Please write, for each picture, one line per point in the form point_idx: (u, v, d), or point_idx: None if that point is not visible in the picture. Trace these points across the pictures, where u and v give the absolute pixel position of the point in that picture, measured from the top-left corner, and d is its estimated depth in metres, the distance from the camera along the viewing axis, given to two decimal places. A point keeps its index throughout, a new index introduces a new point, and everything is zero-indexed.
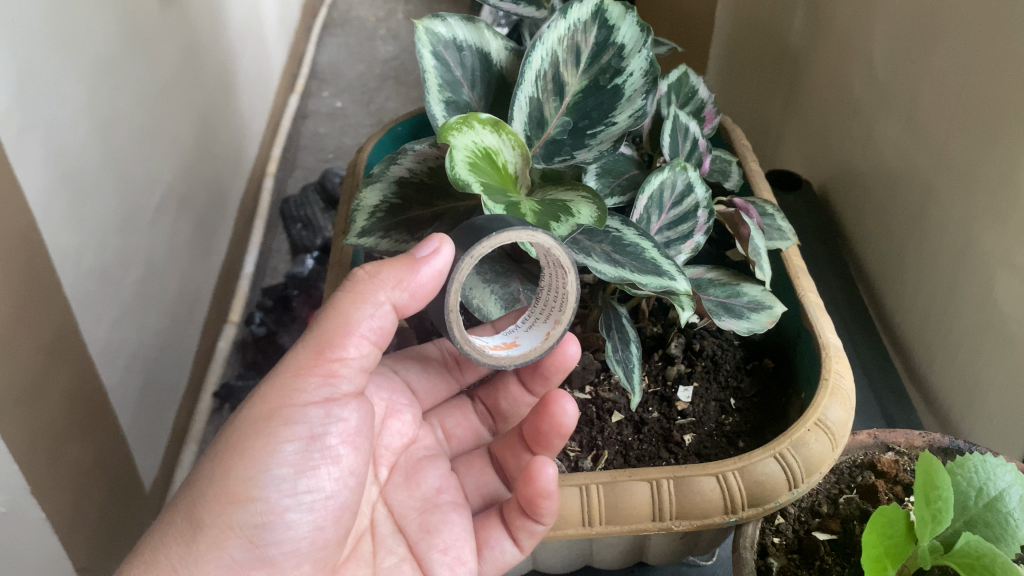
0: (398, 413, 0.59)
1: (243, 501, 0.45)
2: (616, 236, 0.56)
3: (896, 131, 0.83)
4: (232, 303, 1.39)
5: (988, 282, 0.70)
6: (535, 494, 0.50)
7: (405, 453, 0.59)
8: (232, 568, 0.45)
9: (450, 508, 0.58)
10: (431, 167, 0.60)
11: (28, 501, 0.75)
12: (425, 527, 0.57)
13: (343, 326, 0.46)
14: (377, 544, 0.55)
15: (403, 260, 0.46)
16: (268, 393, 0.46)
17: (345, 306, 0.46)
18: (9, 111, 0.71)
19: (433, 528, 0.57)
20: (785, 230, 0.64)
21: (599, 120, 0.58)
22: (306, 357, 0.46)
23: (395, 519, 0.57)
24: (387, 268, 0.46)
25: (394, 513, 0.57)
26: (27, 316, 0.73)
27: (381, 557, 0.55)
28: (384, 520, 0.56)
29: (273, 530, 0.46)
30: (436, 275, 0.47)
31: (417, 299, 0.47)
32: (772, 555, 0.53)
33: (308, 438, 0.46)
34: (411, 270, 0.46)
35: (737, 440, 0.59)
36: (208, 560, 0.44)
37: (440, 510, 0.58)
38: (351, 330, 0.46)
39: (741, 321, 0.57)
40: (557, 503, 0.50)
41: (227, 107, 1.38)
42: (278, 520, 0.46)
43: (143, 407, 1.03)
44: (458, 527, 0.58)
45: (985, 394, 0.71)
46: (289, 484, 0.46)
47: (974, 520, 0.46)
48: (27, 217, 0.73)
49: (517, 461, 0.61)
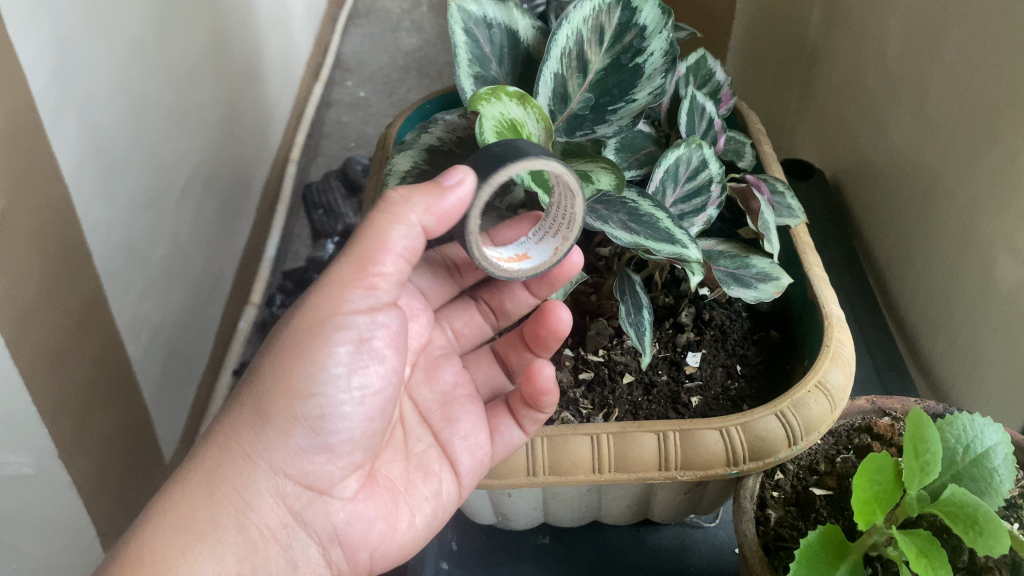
0: (416, 318, 0.62)
1: (303, 398, 0.49)
2: (632, 207, 0.58)
3: (906, 122, 0.86)
4: (254, 285, 1.43)
5: (991, 268, 0.72)
6: (538, 391, 0.57)
7: (424, 353, 0.63)
8: (298, 454, 0.50)
9: (467, 401, 0.63)
10: (459, 138, 0.63)
11: (57, 465, 0.78)
12: (446, 417, 0.62)
13: (380, 243, 0.48)
14: (407, 433, 0.60)
15: (429, 186, 0.47)
16: (319, 302, 0.49)
17: (381, 225, 0.48)
18: (49, 88, 0.75)
19: (454, 418, 0.62)
20: (794, 207, 0.67)
21: (620, 97, 0.61)
22: (351, 271, 0.49)
23: (420, 411, 0.61)
24: (412, 193, 0.48)
25: (418, 406, 0.62)
26: (61, 281, 0.77)
27: (411, 444, 0.60)
28: (411, 412, 0.61)
29: (331, 422, 0.50)
30: (461, 204, 0.48)
31: (443, 223, 0.48)
32: (771, 507, 0.57)
33: (357, 342, 0.50)
34: (438, 198, 0.47)
35: (742, 402, 0.63)
36: (276, 445, 0.50)
37: (458, 403, 0.63)
38: (387, 247, 0.48)
39: (748, 290, 0.60)
40: (554, 397, 0.57)
41: (253, 91, 1.42)
42: (334, 413, 0.50)
43: (164, 381, 1.06)
44: (476, 417, 0.62)
45: (985, 375, 0.74)
46: (344, 381, 0.50)
47: (960, 474, 0.50)
48: (63, 187, 0.77)
49: (519, 358, 0.66)
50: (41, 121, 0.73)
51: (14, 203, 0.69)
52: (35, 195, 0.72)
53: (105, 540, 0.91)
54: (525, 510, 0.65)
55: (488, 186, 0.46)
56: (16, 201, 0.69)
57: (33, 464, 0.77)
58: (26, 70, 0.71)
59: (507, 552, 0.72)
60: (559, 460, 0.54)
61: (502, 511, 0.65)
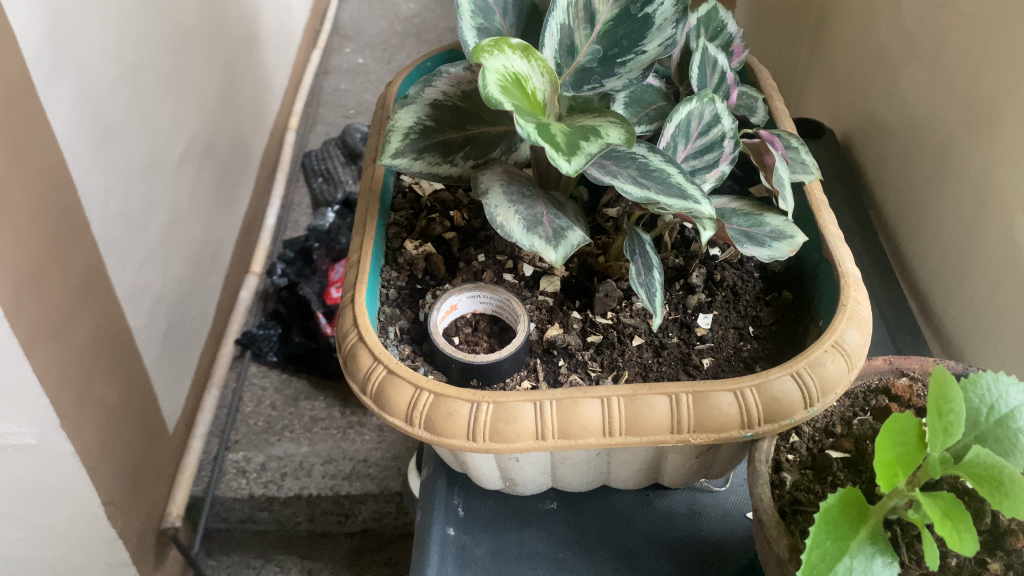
0: None
1: None
2: (643, 162, 0.56)
3: (920, 78, 0.84)
4: (255, 255, 1.40)
5: (1009, 228, 0.70)
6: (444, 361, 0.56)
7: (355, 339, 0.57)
8: None
9: None
10: (464, 92, 0.61)
11: (59, 436, 0.76)
12: None
13: None
14: None
15: None
16: None
17: None
18: (42, 52, 0.73)
19: None
20: (808, 163, 0.65)
21: (629, 49, 0.59)
22: None
23: None
24: None
25: None
26: (60, 248, 0.75)
27: None
28: None
29: None
30: None
31: None
32: (785, 470, 0.56)
33: None
34: None
35: (755, 364, 0.61)
36: None
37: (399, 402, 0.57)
38: None
39: (762, 249, 0.58)
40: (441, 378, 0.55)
41: (251, 58, 1.39)
42: None
43: (164, 352, 1.05)
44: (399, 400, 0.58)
45: (1001, 336, 0.73)
46: None
47: (984, 435, 0.48)
48: (59, 156, 0.75)
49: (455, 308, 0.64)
50: (33, 86, 0.71)
51: (12, 167, 0.67)
52: (33, 164, 0.70)
53: (113, 514, 0.90)
54: (533, 475, 0.64)
55: (523, 197, 0.56)
56: (15, 166, 0.67)
57: (35, 435, 0.75)
58: (19, 36, 0.68)
59: (514, 518, 0.71)
60: (569, 423, 0.52)
61: (510, 475, 0.64)
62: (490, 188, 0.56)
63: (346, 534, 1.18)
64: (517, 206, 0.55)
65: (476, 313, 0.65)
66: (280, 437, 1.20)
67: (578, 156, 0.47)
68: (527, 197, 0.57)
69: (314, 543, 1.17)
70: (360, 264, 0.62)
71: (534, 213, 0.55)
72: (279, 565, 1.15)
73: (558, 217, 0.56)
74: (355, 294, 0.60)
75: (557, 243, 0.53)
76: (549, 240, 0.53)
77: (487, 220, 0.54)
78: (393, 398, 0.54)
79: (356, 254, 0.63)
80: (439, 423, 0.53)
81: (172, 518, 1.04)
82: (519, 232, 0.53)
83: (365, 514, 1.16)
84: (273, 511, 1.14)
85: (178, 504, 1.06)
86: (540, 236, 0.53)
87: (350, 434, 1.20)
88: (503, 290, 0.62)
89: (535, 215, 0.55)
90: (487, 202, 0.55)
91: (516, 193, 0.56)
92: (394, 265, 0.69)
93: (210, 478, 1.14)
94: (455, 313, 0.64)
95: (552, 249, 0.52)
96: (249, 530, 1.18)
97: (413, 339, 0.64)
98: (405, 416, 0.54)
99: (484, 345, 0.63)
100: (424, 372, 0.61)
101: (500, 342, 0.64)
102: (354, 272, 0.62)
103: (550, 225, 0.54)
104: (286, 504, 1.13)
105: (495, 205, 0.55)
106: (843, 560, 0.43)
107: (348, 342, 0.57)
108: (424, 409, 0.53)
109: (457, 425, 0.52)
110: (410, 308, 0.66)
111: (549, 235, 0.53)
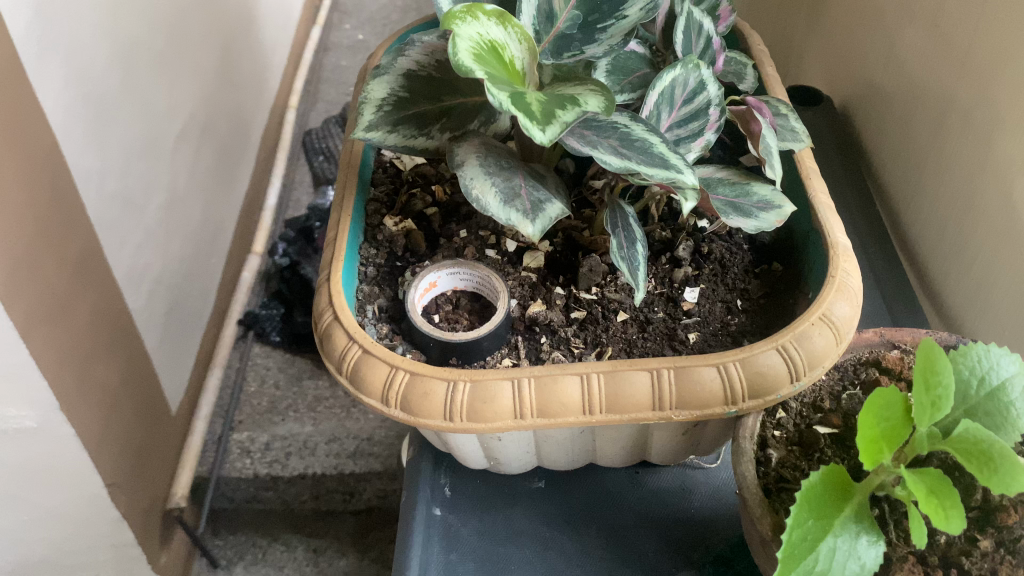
0: None
1: None
2: (625, 131, 0.54)
3: (919, 42, 0.81)
4: (256, 234, 1.39)
5: (1008, 194, 0.68)
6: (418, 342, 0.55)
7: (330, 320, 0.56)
8: None
9: None
10: (438, 61, 0.59)
11: (58, 418, 0.75)
12: None
13: None
14: None
15: None
16: None
17: None
18: (32, 30, 0.71)
19: None
20: (798, 131, 0.62)
21: (609, 14, 0.56)
22: None
23: None
24: None
25: None
26: (55, 231, 0.74)
27: None
28: None
29: None
30: None
31: None
32: (771, 447, 0.55)
33: None
34: None
35: (743, 338, 0.60)
36: None
37: None
38: None
39: (748, 220, 0.56)
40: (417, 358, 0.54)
41: (249, 34, 1.37)
42: None
43: (166, 332, 1.04)
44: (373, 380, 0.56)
45: (999, 306, 0.72)
46: None
47: (974, 409, 0.46)
48: (51, 136, 0.74)
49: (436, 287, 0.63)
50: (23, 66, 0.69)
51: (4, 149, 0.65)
52: (24, 143, 0.69)
53: (117, 496, 0.89)
54: (518, 454, 0.63)
55: (500, 168, 0.55)
56: (4, 146, 0.65)
57: (35, 418, 0.74)
58: (6, 16, 0.66)
59: (502, 497, 0.70)
60: (548, 402, 0.50)
61: (494, 455, 0.63)
62: (466, 159, 0.54)
63: (351, 512, 1.18)
64: (494, 177, 0.53)
65: (457, 290, 0.64)
66: (284, 417, 1.19)
67: (552, 125, 0.45)
68: (502, 168, 0.55)
69: (318, 521, 1.17)
70: (337, 242, 0.61)
71: (510, 185, 0.53)
72: (285, 543, 1.14)
73: (538, 188, 0.54)
74: (331, 272, 0.59)
75: (537, 213, 0.51)
76: (528, 212, 0.51)
77: (462, 194, 0.52)
78: (369, 378, 0.52)
79: (332, 231, 0.62)
80: (416, 402, 0.51)
81: (177, 498, 1.04)
82: (497, 205, 0.51)
83: (369, 493, 1.15)
84: (278, 491, 1.14)
85: (184, 484, 1.06)
86: (517, 210, 0.51)
87: (354, 413, 1.18)
88: (482, 266, 0.61)
89: (512, 186, 0.53)
90: (462, 173, 0.53)
91: (493, 166, 0.55)
92: (373, 243, 0.67)
93: (215, 458, 1.12)
94: (435, 291, 0.63)
95: (532, 221, 0.51)
96: (254, 509, 1.18)
97: (391, 318, 0.62)
98: (380, 396, 0.52)
99: (464, 323, 0.62)
100: (402, 351, 0.59)
101: (481, 320, 0.62)
102: (330, 250, 0.60)
103: (528, 197, 0.53)
104: (291, 483, 1.13)
105: (471, 176, 0.53)
106: (826, 539, 0.42)
107: (324, 323, 0.56)
108: (400, 388, 0.52)
109: (433, 405, 0.51)
110: (388, 286, 0.65)
111: (529, 207, 0.52)
